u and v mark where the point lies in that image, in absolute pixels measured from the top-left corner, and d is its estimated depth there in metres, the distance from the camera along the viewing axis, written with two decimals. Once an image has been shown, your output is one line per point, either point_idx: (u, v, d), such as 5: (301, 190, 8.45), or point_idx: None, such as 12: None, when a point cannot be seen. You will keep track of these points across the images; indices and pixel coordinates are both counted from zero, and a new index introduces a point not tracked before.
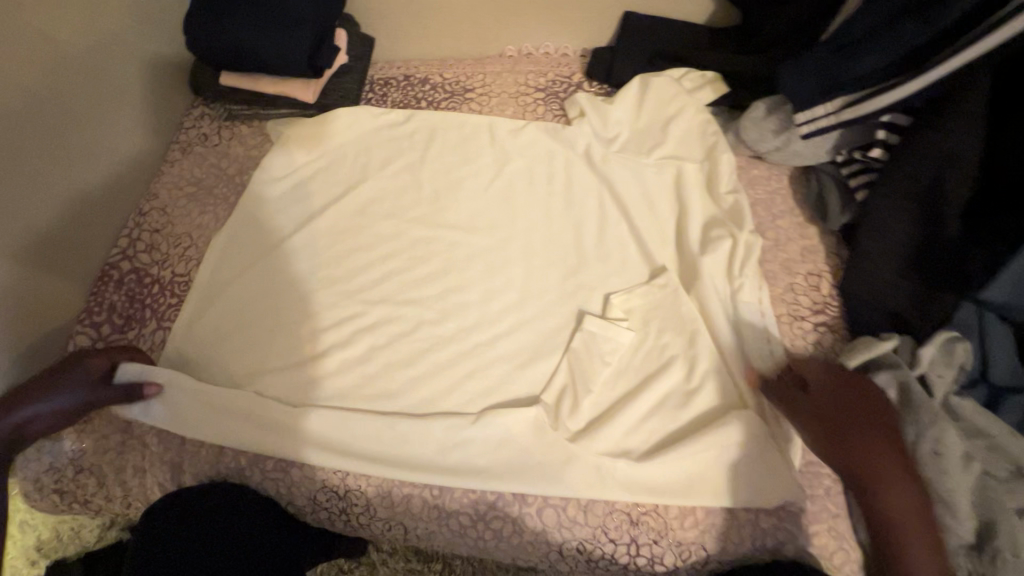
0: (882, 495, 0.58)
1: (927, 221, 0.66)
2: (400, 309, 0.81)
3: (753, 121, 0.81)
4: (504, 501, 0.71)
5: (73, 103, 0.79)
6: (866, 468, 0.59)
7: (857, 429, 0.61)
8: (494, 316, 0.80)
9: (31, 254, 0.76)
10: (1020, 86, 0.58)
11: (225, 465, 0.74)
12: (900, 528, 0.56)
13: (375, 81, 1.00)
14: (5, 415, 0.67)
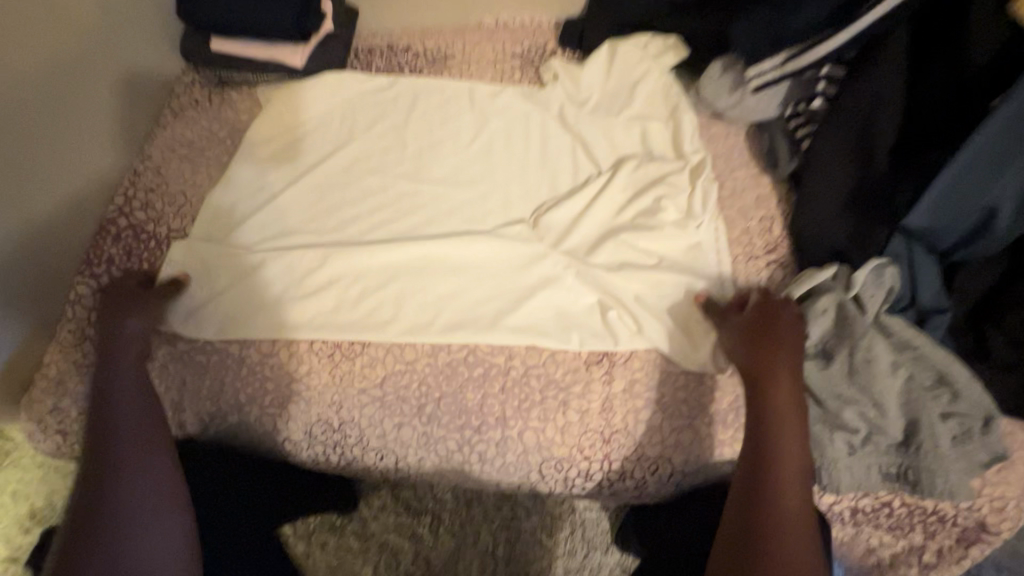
0: (784, 424, 0.65)
1: (861, 160, 0.74)
2: (379, 248, 0.84)
3: (713, 79, 0.89)
4: (487, 425, 0.77)
5: (87, 65, 0.87)
6: (771, 399, 0.66)
7: (784, 361, 0.68)
8: (472, 261, 0.84)
9: (55, 213, 0.85)
10: (925, 41, 0.70)
11: (225, 401, 0.79)
12: (767, 453, 0.64)
13: (359, 49, 1.05)
14: (121, 330, 0.73)
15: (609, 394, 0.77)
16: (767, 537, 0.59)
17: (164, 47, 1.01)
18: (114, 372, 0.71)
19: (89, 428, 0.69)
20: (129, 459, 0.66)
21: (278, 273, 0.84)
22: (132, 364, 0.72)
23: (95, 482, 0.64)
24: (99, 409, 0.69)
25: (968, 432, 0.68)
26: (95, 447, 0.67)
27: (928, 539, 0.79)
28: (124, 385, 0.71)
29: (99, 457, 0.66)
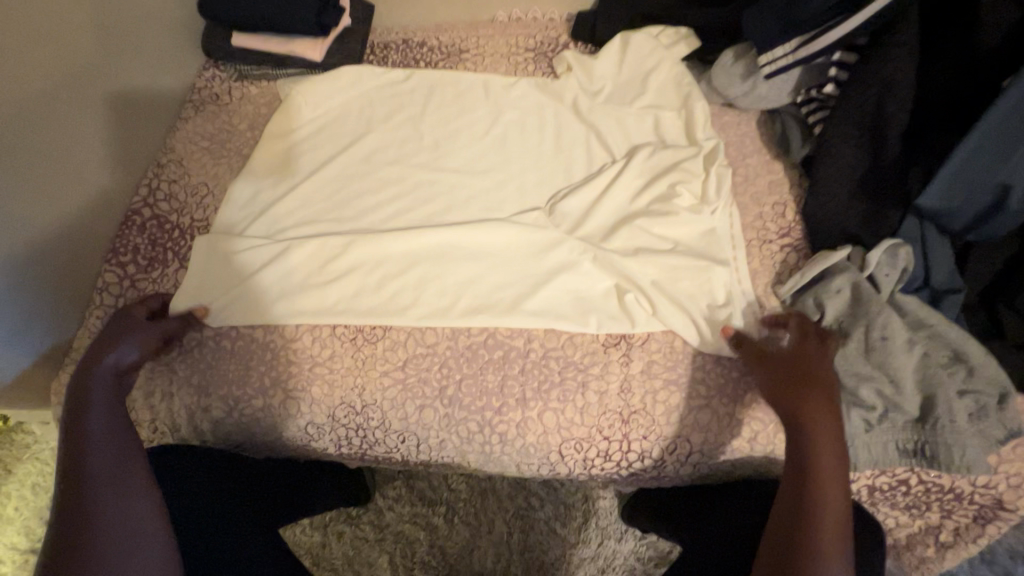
0: (827, 482, 0.58)
1: (873, 142, 0.76)
2: (398, 237, 0.85)
3: (724, 68, 0.91)
4: (508, 407, 0.78)
5: (107, 74, 0.88)
6: (812, 446, 0.60)
7: (825, 405, 0.62)
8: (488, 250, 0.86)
9: (82, 213, 0.87)
10: (934, 25, 0.71)
11: (250, 386, 0.81)
12: (808, 515, 0.57)
13: (375, 44, 1.07)
14: (105, 357, 0.69)
15: (627, 376, 0.78)
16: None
17: (184, 44, 1.03)
18: (87, 413, 0.65)
19: (60, 472, 0.62)
20: (108, 509, 0.60)
21: (300, 264, 0.85)
22: (104, 407, 0.66)
23: (67, 543, 0.57)
24: (70, 453, 0.62)
25: (985, 408, 0.69)
26: (66, 495, 0.60)
27: (945, 516, 0.79)
28: (95, 432, 0.64)
29: (71, 508, 0.59)
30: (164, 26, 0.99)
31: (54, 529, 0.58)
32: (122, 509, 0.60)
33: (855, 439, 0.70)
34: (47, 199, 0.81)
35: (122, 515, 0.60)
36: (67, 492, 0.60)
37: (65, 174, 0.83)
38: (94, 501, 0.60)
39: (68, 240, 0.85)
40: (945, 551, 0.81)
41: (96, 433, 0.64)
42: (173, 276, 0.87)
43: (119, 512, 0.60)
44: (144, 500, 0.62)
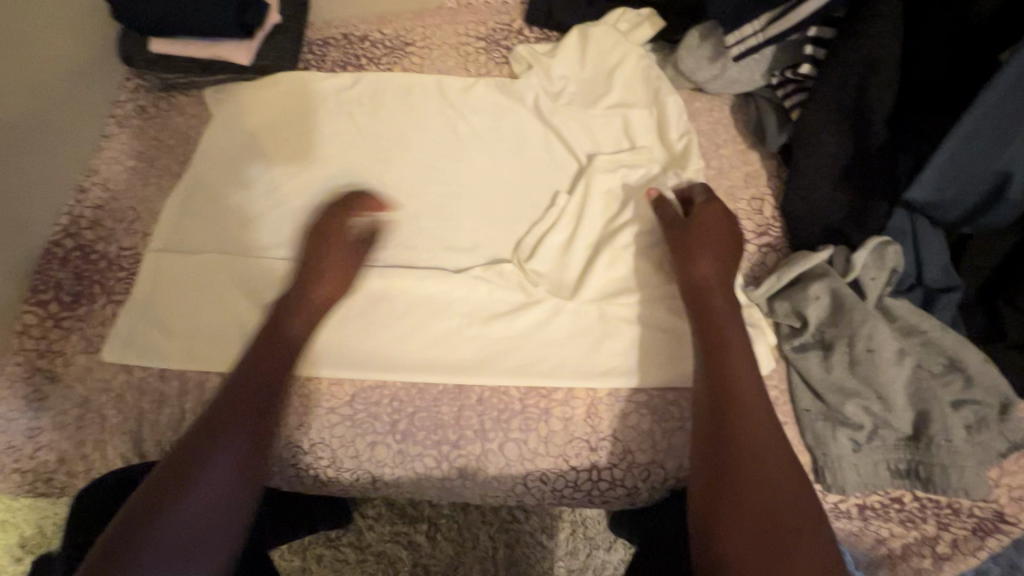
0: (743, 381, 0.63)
1: (854, 128, 0.68)
2: (353, 266, 0.79)
3: (689, 50, 0.82)
4: (466, 439, 0.72)
5: (10, 96, 0.79)
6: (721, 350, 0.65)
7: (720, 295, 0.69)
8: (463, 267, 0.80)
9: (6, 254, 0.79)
10: None
11: (187, 431, 0.74)
12: (730, 419, 0.61)
13: (313, 42, 0.98)
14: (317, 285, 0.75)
15: (594, 399, 0.72)
16: (756, 519, 0.56)
17: (103, 51, 0.94)
18: (269, 363, 0.68)
19: (224, 398, 0.65)
20: (223, 445, 0.61)
21: (246, 302, 0.79)
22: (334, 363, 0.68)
23: (187, 459, 0.60)
24: (232, 387, 0.66)
25: (984, 420, 0.63)
26: (220, 419, 0.63)
27: (941, 529, 0.73)
28: (248, 379, 0.66)
29: (213, 432, 0.62)
30: (76, 35, 0.89)
31: (185, 443, 0.61)
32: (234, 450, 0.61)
33: (845, 460, 0.63)
34: None
35: (226, 456, 0.61)
36: (208, 419, 0.63)
37: None
38: (215, 432, 0.62)
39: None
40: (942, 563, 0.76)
41: (238, 363, 0.67)
42: (102, 312, 0.80)
43: (219, 449, 0.61)
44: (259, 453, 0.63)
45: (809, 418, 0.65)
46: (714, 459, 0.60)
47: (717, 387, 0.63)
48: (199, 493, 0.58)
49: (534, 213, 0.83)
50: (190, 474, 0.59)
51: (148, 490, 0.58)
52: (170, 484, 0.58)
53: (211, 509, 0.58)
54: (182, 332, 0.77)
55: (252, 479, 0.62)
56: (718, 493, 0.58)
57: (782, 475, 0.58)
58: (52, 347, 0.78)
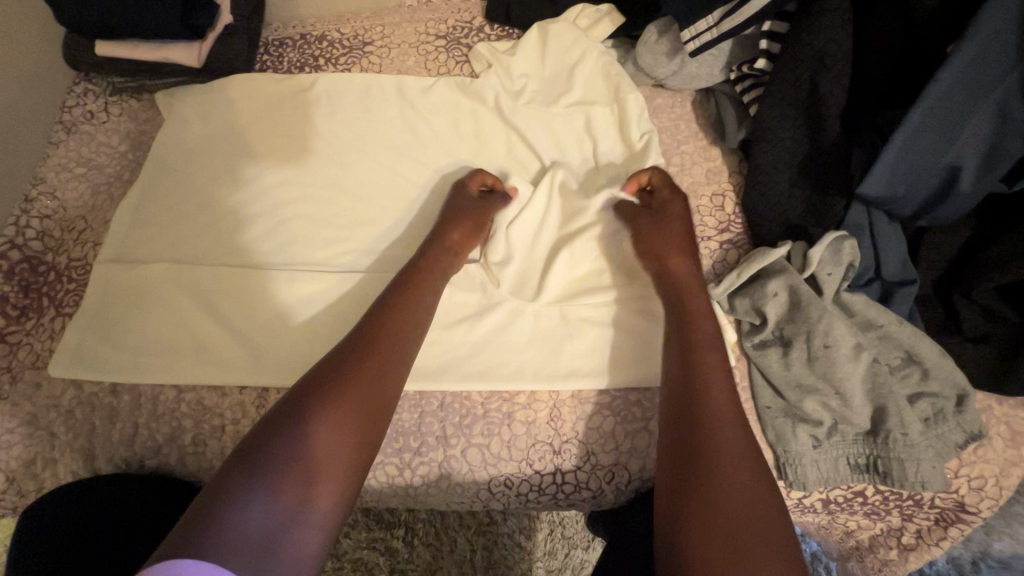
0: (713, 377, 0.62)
1: (810, 123, 0.68)
2: (313, 272, 0.78)
3: (648, 46, 0.81)
4: (428, 446, 0.70)
5: None
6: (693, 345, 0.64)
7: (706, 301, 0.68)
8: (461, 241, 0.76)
9: None
10: None
11: (141, 446, 0.72)
12: (697, 413, 0.60)
13: (270, 43, 0.95)
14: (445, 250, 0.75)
15: (557, 401, 0.71)
16: (716, 515, 0.53)
17: (48, 54, 0.90)
18: (384, 324, 0.65)
19: (336, 357, 0.62)
20: (337, 402, 0.58)
21: (201, 311, 0.77)
22: (397, 325, 0.66)
23: (280, 417, 0.56)
24: (350, 346, 0.63)
25: (941, 412, 0.63)
26: (321, 377, 0.59)
27: (905, 521, 0.74)
28: (381, 339, 0.64)
29: (318, 389, 0.58)
30: (19, 38, 0.86)
31: (281, 408, 0.57)
32: (346, 406, 0.58)
33: (805, 456, 0.63)
34: None
35: (340, 415, 0.57)
36: (315, 376, 0.60)
37: None
38: (337, 391, 0.58)
39: None
40: (907, 554, 0.76)
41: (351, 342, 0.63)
42: (51, 326, 0.77)
43: (331, 407, 0.57)
44: (378, 416, 0.60)
45: (769, 415, 0.65)
46: (683, 460, 0.57)
47: (687, 391, 0.61)
48: (278, 449, 0.54)
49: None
50: (283, 430, 0.55)
51: (246, 447, 0.54)
52: (264, 440, 0.54)
53: (300, 466, 0.53)
54: (135, 344, 0.75)
55: (366, 442, 0.58)
56: (681, 487, 0.56)
57: (747, 474, 0.56)
58: None
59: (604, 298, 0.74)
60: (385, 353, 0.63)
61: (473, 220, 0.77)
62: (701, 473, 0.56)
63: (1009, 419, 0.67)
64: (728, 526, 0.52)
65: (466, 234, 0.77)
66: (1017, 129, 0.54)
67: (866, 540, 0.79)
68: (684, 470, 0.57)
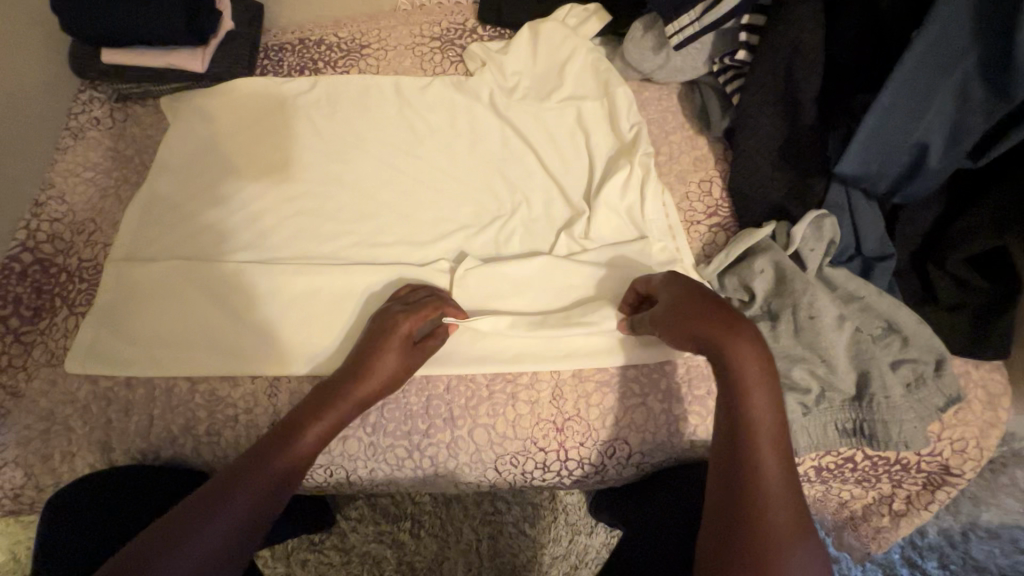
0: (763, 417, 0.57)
1: (789, 109, 0.72)
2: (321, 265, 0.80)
3: (634, 42, 0.86)
4: (436, 428, 0.73)
5: None
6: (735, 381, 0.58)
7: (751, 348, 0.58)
8: (397, 368, 0.69)
9: None
10: None
11: (157, 436, 0.74)
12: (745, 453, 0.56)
13: (269, 48, 0.99)
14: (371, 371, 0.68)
15: (559, 381, 0.74)
16: (770, 557, 0.51)
17: (51, 63, 0.92)
18: (303, 431, 0.64)
19: (241, 464, 0.61)
20: (230, 513, 0.56)
21: (211, 306, 0.79)
22: (317, 435, 0.65)
23: (165, 529, 0.53)
24: (262, 454, 0.62)
25: (921, 377, 0.67)
26: (223, 487, 0.58)
27: (894, 486, 0.77)
28: (300, 437, 0.64)
29: (216, 499, 0.56)
30: (25, 47, 0.88)
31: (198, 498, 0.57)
32: (235, 518, 0.56)
33: (795, 423, 0.67)
34: None
35: (232, 525, 0.56)
36: (218, 481, 0.59)
37: None
38: (233, 505, 0.57)
39: None
40: (898, 519, 0.80)
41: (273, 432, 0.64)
42: (64, 325, 0.80)
43: (221, 520, 0.55)
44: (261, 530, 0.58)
45: None
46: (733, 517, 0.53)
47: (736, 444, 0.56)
48: (158, 564, 0.51)
49: (493, 206, 0.85)
50: (168, 543, 0.52)
51: (124, 563, 0.51)
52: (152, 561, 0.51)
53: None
54: (147, 339, 0.77)
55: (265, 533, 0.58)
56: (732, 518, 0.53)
57: (797, 509, 0.54)
58: (13, 362, 0.77)
59: (600, 282, 0.77)
60: (289, 467, 0.62)
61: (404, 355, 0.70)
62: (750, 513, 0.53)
63: (985, 382, 0.71)
64: (784, 568, 0.50)
65: (394, 372, 0.69)
66: (978, 107, 0.59)
67: (859, 508, 0.83)
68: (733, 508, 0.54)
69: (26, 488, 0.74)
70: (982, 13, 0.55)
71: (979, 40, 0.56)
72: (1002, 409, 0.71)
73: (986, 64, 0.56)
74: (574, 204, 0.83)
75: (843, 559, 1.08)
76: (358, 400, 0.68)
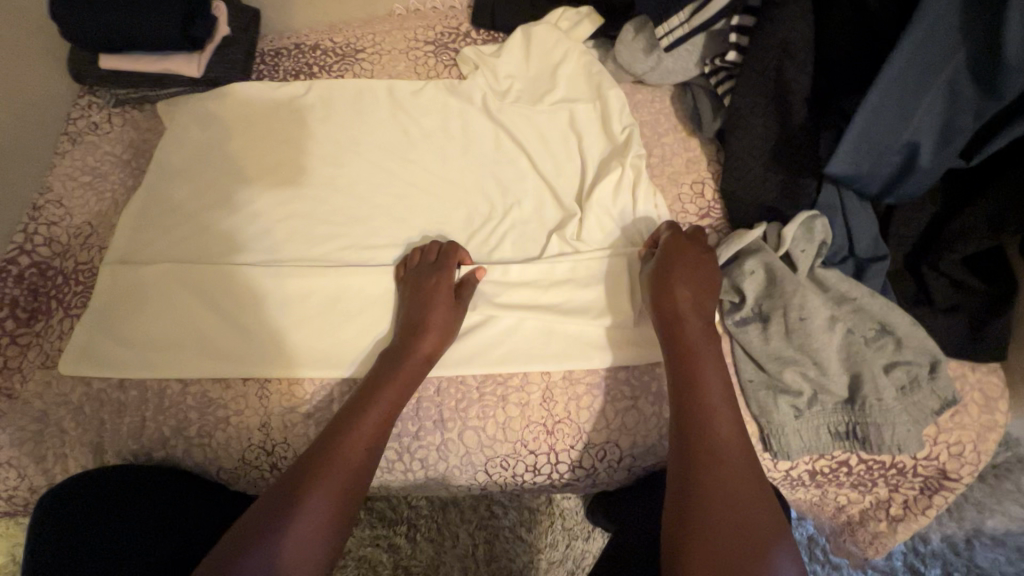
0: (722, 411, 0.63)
1: (780, 110, 0.72)
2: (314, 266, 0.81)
3: (626, 44, 0.86)
4: (426, 430, 0.73)
5: None
6: (692, 371, 0.65)
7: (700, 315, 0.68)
8: (435, 348, 0.72)
9: None
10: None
11: (148, 438, 0.75)
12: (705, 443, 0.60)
13: (265, 53, 1.00)
14: (429, 331, 0.72)
15: (549, 383, 0.74)
16: (724, 501, 0.57)
17: (51, 69, 0.94)
18: (360, 423, 0.65)
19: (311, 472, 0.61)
20: (302, 522, 0.58)
21: (206, 313, 0.79)
22: (371, 430, 0.66)
23: (245, 536, 0.57)
24: (327, 448, 0.63)
25: (915, 380, 0.66)
26: (303, 478, 0.61)
27: (891, 491, 0.76)
28: (369, 417, 0.66)
29: (290, 502, 0.59)
30: (28, 54, 0.90)
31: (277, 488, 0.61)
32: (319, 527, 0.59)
33: (787, 425, 0.67)
34: None
35: (314, 526, 0.59)
36: (286, 490, 0.60)
37: None
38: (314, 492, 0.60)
39: None
40: (896, 525, 0.78)
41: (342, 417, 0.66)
42: (60, 327, 0.80)
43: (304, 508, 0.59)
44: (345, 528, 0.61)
45: (751, 388, 0.68)
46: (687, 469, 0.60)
47: (691, 406, 0.63)
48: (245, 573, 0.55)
49: (485, 208, 0.85)
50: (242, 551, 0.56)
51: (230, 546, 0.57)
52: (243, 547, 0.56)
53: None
54: (141, 341, 0.78)
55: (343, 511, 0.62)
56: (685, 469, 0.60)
57: (749, 465, 0.60)
58: (8, 364, 0.78)
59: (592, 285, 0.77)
60: (354, 468, 0.63)
61: (449, 323, 0.73)
62: (706, 504, 0.57)
63: (982, 385, 0.70)
64: (734, 508, 0.56)
65: (442, 335, 0.72)
66: (970, 105, 0.58)
67: (856, 514, 0.82)
68: (695, 461, 0.60)
69: (19, 489, 0.74)
70: (970, 11, 0.54)
71: (969, 39, 0.55)
72: (999, 412, 0.70)
73: (976, 63, 0.56)
74: (566, 205, 0.83)
75: (842, 566, 1.06)
76: (394, 396, 0.68)
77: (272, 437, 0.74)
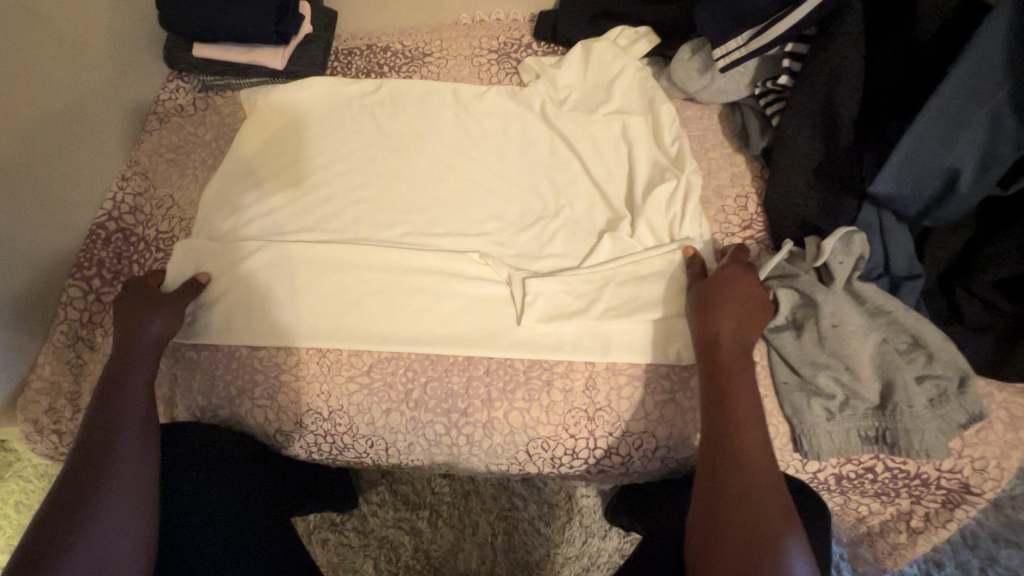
0: (752, 437, 0.63)
1: (827, 132, 0.77)
2: (376, 246, 0.87)
3: (682, 63, 0.92)
4: (474, 408, 0.78)
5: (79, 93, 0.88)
6: (723, 387, 0.66)
7: (733, 316, 0.70)
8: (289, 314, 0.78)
9: (65, 233, 0.86)
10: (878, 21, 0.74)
11: (216, 396, 0.81)
12: (724, 478, 0.61)
13: (340, 51, 1.07)
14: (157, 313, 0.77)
15: (592, 373, 0.79)
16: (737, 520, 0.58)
17: (148, 55, 1.02)
18: (123, 392, 0.69)
19: (72, 460, 0.64)
20: (114, 477, 0.63)
21: (270, 284, 0.84)
22: (135, 398, 0.70)
23: (66, 507, 0.60)
24: (102, 417, 0.67)
25: (945, 393, 0.70)
26: (91, 443, 0.65)
27: (913, 502, 0.79)
28: (129, 389, 0.70)
29: (95, 463, 0.63)
30: (131, 40, 0.99)
31: (81, 452, 0.65)
32: (126, 499, 0.62)
33: (818, 425, 0.70)
34: (32, 224, 0.81)
35: (118, 479, 0.63)
36: (82, 450, 0.65)
37: (51, 196, 0.84)
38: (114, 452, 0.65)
39: (52, 260, 0.84)
40: (916, 536, 0.81)
41: (135, 390, 0.70)
42: None
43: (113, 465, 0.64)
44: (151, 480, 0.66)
45: (786, 389, 0.72)
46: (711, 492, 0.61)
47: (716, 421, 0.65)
48: (82, 539, 0.59)
49: (537, 207, 0.90)
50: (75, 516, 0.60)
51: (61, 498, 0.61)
52: (79, 497, 0.61)
53: (109, 547, 0.60)
54: (213, 307, 0.84)
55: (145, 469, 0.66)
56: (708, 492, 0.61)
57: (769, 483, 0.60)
58: (93, 318, 0.85)
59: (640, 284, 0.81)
60: (133, 416, 0.68)
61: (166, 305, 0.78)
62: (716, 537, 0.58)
63: (1009, 404, 0.73)
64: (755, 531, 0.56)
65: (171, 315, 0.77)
66: (1010, 135, 0.62)
67: (877, 524, 0.84)
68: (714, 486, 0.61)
69: None
70: (1015, 52, 0.60)
71: (1012, 74, 0.60)
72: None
73: (1018, 97, 0.61)
74: (615, 208, 0.89)
75: None
76: (149, 372, 0.73)
77: (329, 403, 0.80)
